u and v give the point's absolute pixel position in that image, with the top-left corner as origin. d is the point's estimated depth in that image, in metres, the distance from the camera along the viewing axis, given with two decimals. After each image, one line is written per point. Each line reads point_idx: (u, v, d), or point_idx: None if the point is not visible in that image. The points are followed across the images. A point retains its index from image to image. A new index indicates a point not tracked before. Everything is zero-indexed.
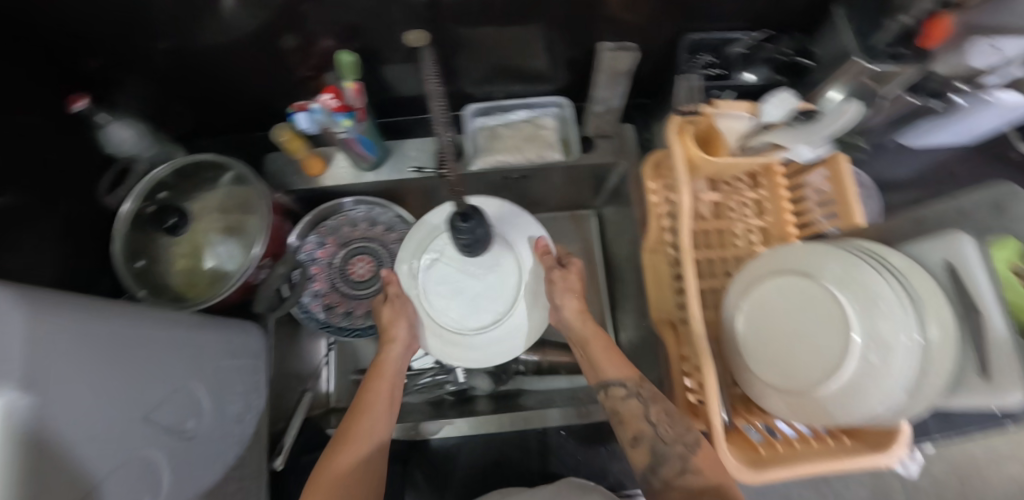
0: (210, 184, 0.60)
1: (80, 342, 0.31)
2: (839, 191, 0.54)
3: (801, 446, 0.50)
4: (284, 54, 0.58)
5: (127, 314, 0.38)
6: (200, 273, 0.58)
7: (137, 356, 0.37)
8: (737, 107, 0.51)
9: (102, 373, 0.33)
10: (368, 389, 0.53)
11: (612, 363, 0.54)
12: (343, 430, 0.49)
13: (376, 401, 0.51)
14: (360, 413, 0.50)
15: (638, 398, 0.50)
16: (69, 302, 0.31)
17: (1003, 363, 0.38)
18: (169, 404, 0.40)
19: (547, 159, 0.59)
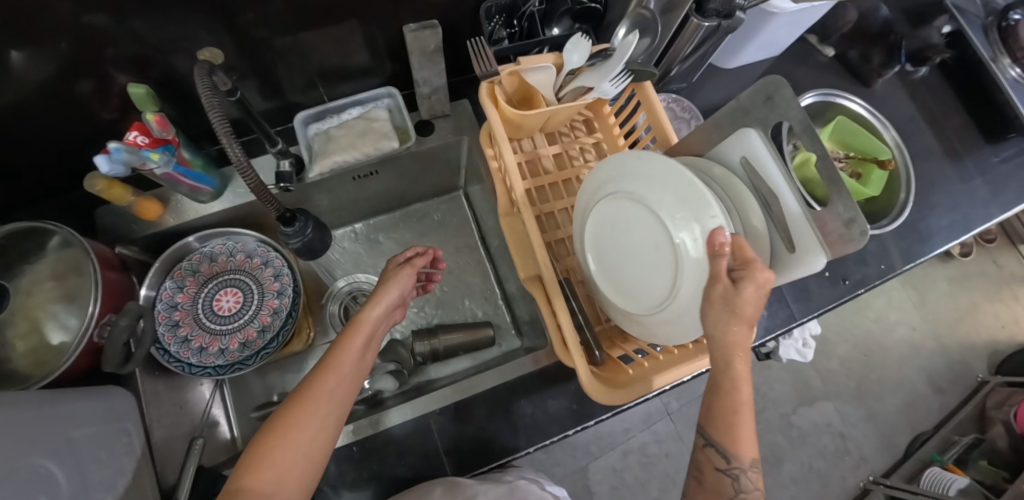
0: (35, 254, 0.57)
1: None
2: (651, 115, 0.58)
3: (666, 355, 0.53)
4: (82, 100, 0.55)
5: None
6: (43, 348, 0.54)
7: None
8: (538, 60, 0.54)
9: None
10: (342, 347, 0.47)
11: (717, 417, 0.42)
12: (306, 386, 0.43)
13: (342, 362, 0.46)
14: (325, 371, 0.45)
15: (713, 446, 0.42)
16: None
17: (801, 234, 0.46)
18: (15, 481, 0.36)
19: (384, 150, 0.59)
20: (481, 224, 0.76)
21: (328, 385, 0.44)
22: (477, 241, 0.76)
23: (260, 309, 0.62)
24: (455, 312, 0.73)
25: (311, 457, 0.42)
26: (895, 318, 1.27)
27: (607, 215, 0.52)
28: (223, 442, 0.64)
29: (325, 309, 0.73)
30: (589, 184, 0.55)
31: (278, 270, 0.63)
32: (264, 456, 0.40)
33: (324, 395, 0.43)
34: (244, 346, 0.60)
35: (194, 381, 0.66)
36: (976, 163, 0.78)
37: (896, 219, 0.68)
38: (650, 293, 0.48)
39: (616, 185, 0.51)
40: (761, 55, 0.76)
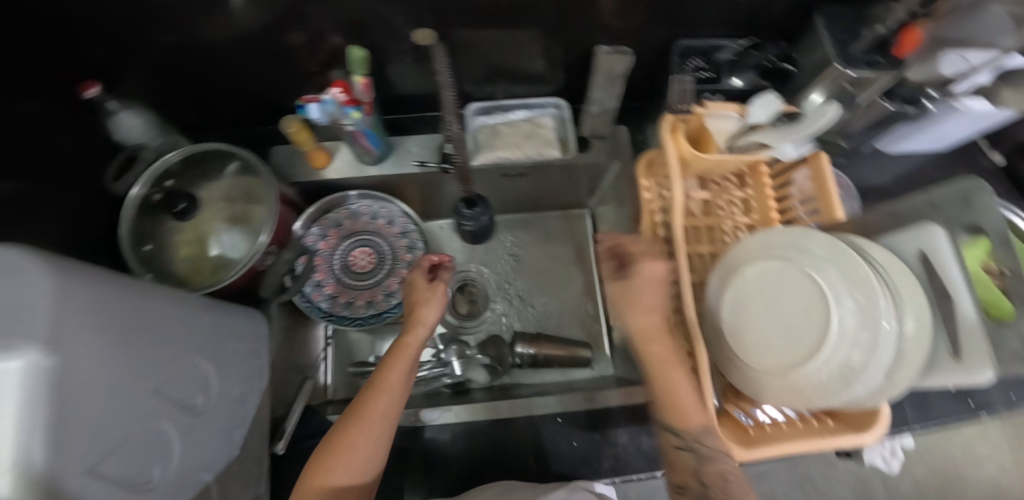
0: (215, 174, 0.61)
1: (85, 314, 0.32)
2: (819, 185, 0.57)
3: (785, 427, 0.53)
4: (293, 49, 0.61)
5: (132, 289, 0.39)
6: (204, 260, 0.59)
7: (138, 328, 0.38)
8: (724, 108, 0.55)
9: (103, 350, 0.34)
10: (390, 368, 0.51)
11: None
12: (360, 403, 0.47)
13: (382, 395, 0.48)
14: (375, 391, 0.48)
15: None
16: (75, 270, 0.33)
17: (972, 344, 0.44)
18: (175, 379, 0.42)
19: (547, 156, 0.62)
20: (600, 246, 0.77)
21: (382, 402, 0.48)
22: (592, 261, 0.77)
23: (389, 275, 0.67)
24: (554, 324, 0.74)
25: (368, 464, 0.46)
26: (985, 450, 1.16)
27: (754, 279, 0.55)
28: (320, 386, 0.68)
29: None
30: (740, 246, 0.58)
31: (412, 243, 0.68)
32: (326, 464, 0.44)
33: (378, 408, 0.47)
34: (369, 306, 0.66)
35: (308, 324, 0.70)
36: None
37: None
38: (792, 353, 0.50)
39: (778, 249, 0.55)
40: (926, 147, 0.73)
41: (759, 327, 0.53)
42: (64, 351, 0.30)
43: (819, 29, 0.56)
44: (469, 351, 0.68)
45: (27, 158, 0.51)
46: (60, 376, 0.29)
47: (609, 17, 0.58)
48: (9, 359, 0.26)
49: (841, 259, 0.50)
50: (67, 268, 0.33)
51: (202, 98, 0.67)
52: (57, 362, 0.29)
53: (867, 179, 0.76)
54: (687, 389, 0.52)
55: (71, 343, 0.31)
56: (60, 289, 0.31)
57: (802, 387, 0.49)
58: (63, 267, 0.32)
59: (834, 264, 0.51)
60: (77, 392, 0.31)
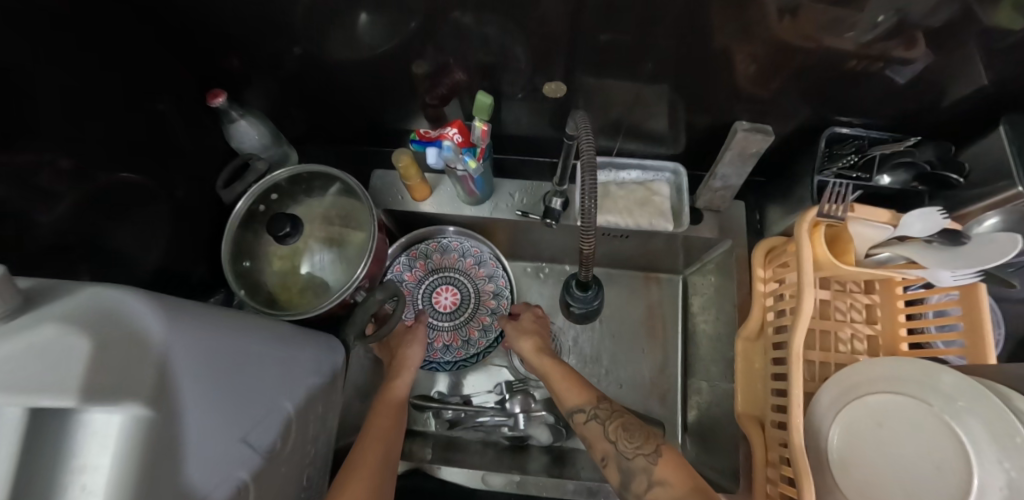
0: (317, 193, 0.61)
1: (189, 353, 0.32)
2: (971, 319, 0.50)
3: None
4: (415, 80, 0.60)
5: (229, 325, 0.40)
6: (295, 281, 0.58)
7: (236, 371, 0.38)
8: (875, 215, 0.49)
9: (202, 399, 0.33)
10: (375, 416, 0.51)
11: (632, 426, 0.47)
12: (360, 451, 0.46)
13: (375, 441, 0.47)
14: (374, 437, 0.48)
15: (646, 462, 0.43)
16: (179, 309, 0.34)
17: None
18: (264, 424, 0.40)
19: (656, 226, 0.59)
20: (688, 319, 0.72)
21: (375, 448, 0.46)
22: (677, 332, 0.73)
23: (470, 319, 0.67)
24: (626, 393, 0.71)
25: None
26: None
27: (877, 411, 0.49)
28: None
29: None
30: (853, 368, 0.53)
31: (498, 289, 0.67)
32: None
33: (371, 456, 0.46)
34: (446, 349, 0.66)
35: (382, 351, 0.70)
36: None
37: None
38: None
39: (902, 382, 0.49)
40: None
41: (882, 470, 0.47)
42: (166, 403, 0.29)
43: (1000, 138, 0.49)
44: (534, 405, 0.66)
45: (151, 153, 0.53)
46: (157, 430, 0.28)
47: (749, 87, 0.54)
48: (111, 410, 0.26)
49: (984, 412, 0.44)
50: (178, 314, 0.33)
51: (317, 113, 0.67)
52: (159, 414, 0.28)
53: None
54: (567, 379, 0.53)
55: (176, 387, 0.30)
56: (170, 327, 0.32)
57: None
58: (170, 307, 0.33)
59: (971, 414, 0.45)
60: (172, 445, 0.29)
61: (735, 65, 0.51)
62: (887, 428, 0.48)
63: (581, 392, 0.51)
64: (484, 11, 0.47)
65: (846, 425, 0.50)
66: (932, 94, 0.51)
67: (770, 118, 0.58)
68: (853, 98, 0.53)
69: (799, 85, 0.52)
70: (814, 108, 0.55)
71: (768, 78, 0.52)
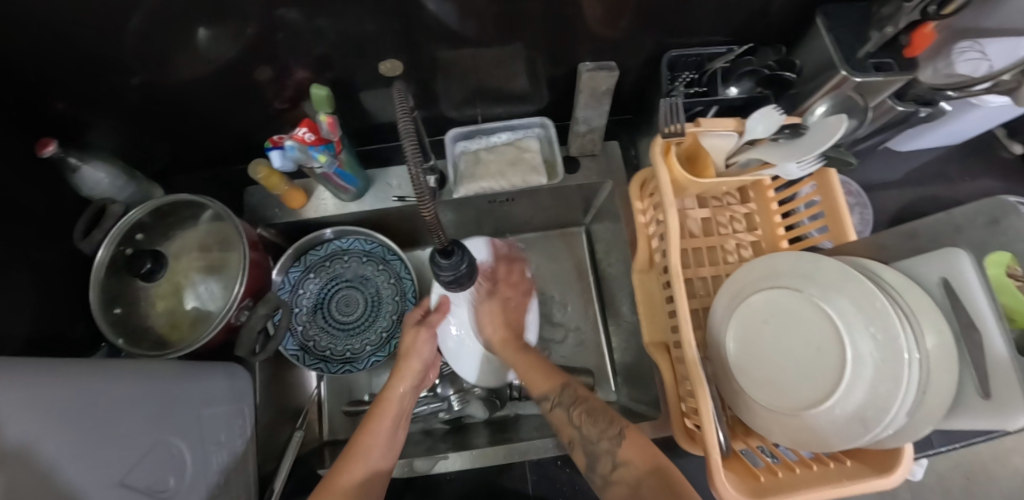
0: (189, 222, 0.59)
1: (25, 411, 0.30)
2: (829, 202, 0.53)
3: (819, 466, 0.49)
4: (260, 86, 0.57)
5: (89, 371, 0.37)
6: (184, 317, 0.56)
7: (97, 416, 0.36)
8: (721, 125, 0.50)
9: (54, 450, 0.31)
10: (369, 427, 0.49)
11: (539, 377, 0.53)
12: (352, 443, 0.48)
13: (374, 446, 0.48)
14: (353, 456, 0.47)
15: (562, 406, 0.50)
16: (15, 365, 0.31)
17: (1006, 386, 0.38)
18: (144, 464, 0.39)
19: (531, 183, 0.58)
20: (596, 265, 0.74)
21: (353, 472, 0.46)
22: (588, 281, 0.74)
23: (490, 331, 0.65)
24: (550, 352, 0.71)
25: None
26: None
27: (760, 309, 0.51)
28: (314, 430, 0.65)
29: None
30: (741, 277, 0.54)
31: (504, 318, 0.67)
32: None
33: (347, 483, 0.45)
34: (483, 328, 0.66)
35: (298, 366, 0.68)
36: None
37: None
38: (805, 398, 0.47)
39: (779, 278, 0.51)
40: (940, 141, 0.68)
41: (771, 365, 0.49)
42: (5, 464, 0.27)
43: (819, 30, 0.51)
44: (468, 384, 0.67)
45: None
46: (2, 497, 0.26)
47: (596, 29, 0.53)
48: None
49: (848, 288, 0.47)
50: (10, 371, 0.30)
51: (175, 140, 0.64)
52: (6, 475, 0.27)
53: (876, 178, 0.71)
54: (540, 369, 0.54)
55: (12, 450, 0.28)
56: None
57: (821, 434, 0.45)
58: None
59: (840, 292, 0.47)
60: None
61: (578, 9, 0.50)
62: (772, 323, 0.50)
63: (550, 381, 0.53)
64: (305, 6, 0.45)
65: (737, 330, 0.52)
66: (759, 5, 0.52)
67: (620, 56, 0.58)
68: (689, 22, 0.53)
69: (639, 22, 0.53)
70: (656, 38, 0.56)
71: (612, 16, 0.51)
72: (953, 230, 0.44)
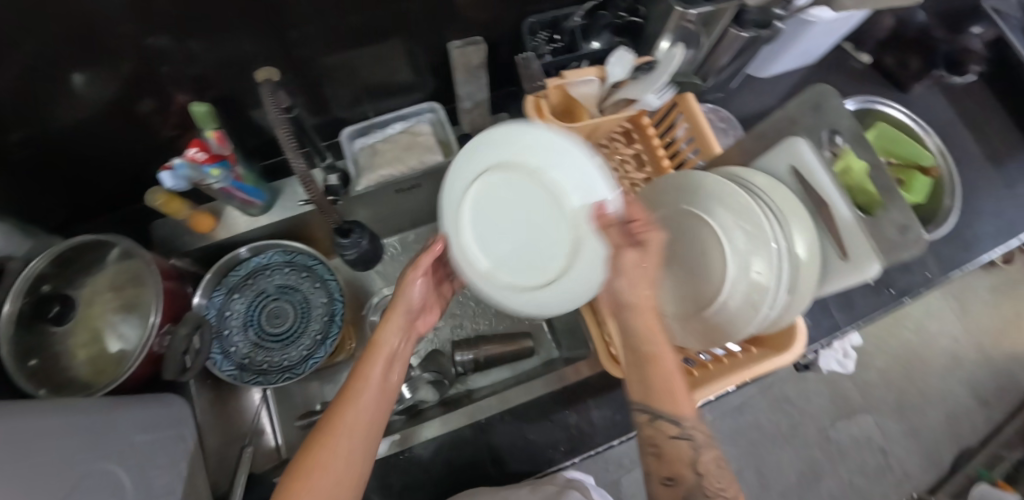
0: (96, 266, 0.59)
1: None
2: (694, 125, 0.58)
3: (731, 359, 0.54)
4: (143, 118, 0.58)
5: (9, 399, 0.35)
6: (103, 358, 0.56)
7: (34, 439, 0.34)
8: (583, 73, 0.54)
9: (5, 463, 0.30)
10: (360, 376, 0.47)
11: (681, 395, 0.45)
12: (342, 392, 0.46)
13: (364, 392, 0.46)
14: (346, 403, 0.45)
15: (691, 442, 0.45)
16: None
17: (855, 241, 0.45)
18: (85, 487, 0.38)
19: (428, 163, 0.61)
20: None
21: (346, 418, 0.44)
22: None
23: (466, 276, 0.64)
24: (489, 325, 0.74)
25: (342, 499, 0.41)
26: (957, 331, 1.06)
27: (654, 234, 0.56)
28: (268, 449, 0.65)
29: (367, 319, 0.74)
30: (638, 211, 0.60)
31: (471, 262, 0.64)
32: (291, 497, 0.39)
33: (341, 429, 0.43)
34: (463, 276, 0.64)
35: (240, 389, 0.67)
36: (1019, 168, 0.78)
37: (942, 226, 0.66)
38: (701, 300, 0.52)
39: (664, 202, 0.57)
40: (795, 63, 0.76)
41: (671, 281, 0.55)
42: None
43: None
44: (415, 373, 0.66)
45: None
46: None
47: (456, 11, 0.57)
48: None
49: (722, 188, 0.51)
50: None
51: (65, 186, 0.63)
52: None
53: (749, 106, 0.78)
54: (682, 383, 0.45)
55: None
56: None
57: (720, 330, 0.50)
58: None
59: (718, 200, 0.51)
60: None
61: None
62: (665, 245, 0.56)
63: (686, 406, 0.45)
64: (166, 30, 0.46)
65: None
66: None
67: (488, 32, 0.62)
68: None
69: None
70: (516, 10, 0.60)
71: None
72: (789, 123, 0.51)
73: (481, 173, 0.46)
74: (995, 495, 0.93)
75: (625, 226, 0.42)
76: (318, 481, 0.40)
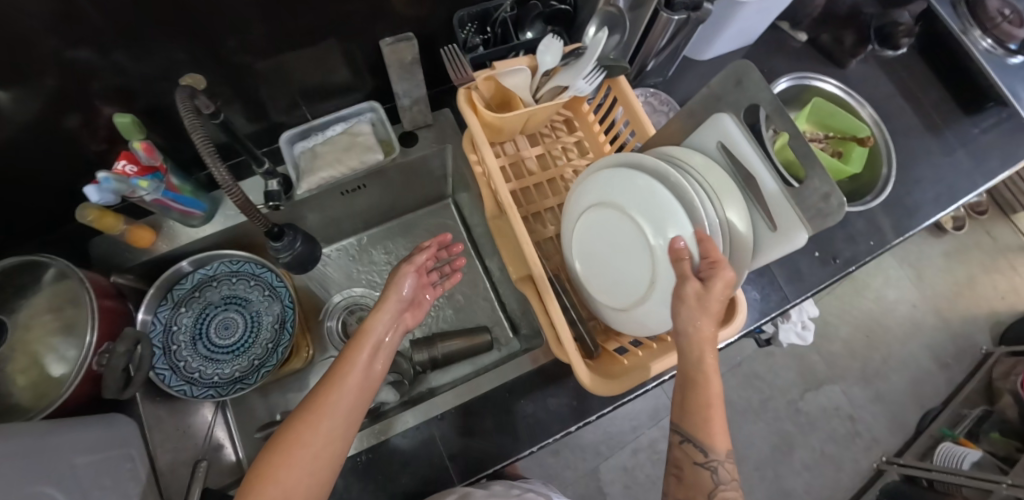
0: (30, 289, 0.57)
1: None
2: (629, 109, 0.59)
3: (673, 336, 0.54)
4: (67, 133, 0.56)
5: None
6: (33, 382, 0.53)
7: None
8: (512, 63, 0.54)
9: None
10: (345, 358, 0.48)
11: (717, 427, 0.45)
12: (328, 371, 0.47)
13: (349, 376, 0.46)
14: (330, 383, 0.45)
15: (713, 468, 0.45)
16: None
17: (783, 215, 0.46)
18: None
19: (369, 162, 0.61)
20: (470, 229, 0.78)
21: (330, 400, 0.44)
22: (469, 246, 0.78)
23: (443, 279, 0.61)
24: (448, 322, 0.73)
25: (319, 477, 0.42)
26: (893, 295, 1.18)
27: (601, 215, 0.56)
28: (228, 463, 0.64)
29: (323, 326, 0.74)
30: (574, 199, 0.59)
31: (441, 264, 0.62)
32: (271, 474, 0.40)
33: (327, 412, 0.44)
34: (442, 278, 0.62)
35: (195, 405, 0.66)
36: (957, 135, 0.80)
37: (880, 193, 0.70)
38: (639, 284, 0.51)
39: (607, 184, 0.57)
40: (731, 43, 0.77)
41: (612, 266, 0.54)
42: None
43: None
44: None
45: None
46: None
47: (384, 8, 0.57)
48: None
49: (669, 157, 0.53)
50: None
51: None
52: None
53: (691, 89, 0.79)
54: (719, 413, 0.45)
55: None
56: None
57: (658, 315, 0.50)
58: None
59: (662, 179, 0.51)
60: None
61: None
62: None
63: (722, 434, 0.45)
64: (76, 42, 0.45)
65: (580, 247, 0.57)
66: None
67: (420, 28, 0.62)
68: None
69: None
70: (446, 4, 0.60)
71: None
72: (716, 99, 0.51)
73: (589, 205, 0.54)
74: (958, 451, 0.97)
75: (701, 235, 0.44)
76: (299, 454, 0.41)
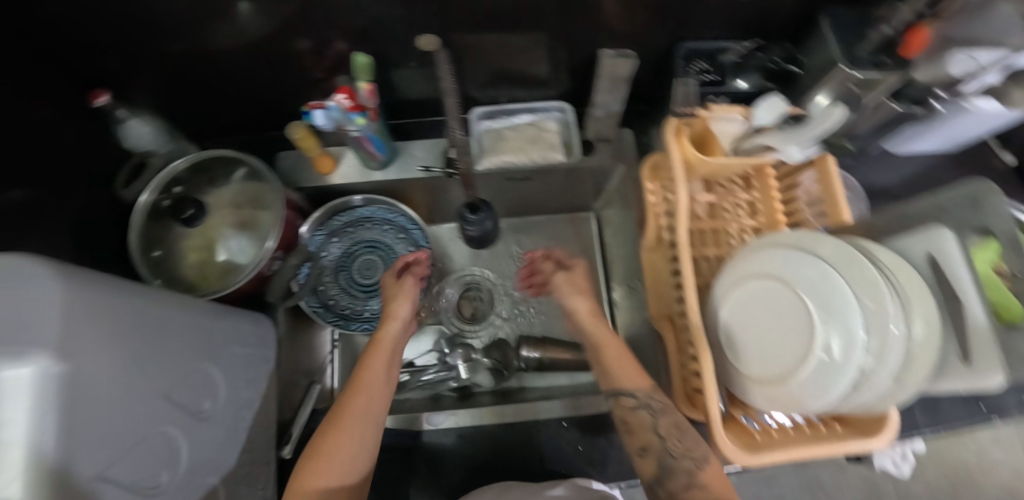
0: (223, 179, 0.62)
1: (97, 319, 0.31)
2: (827, 188, 0.56)
3: (812, 431, 0.53)
4: (297, 56, 0.60)
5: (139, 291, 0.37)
6: (211, 265, 0.59)
7: (150, 337, 0.37)
8: (730, 110, 0.54)
9: (107, 353, 0.31)
10: (366, 364, 0.51)
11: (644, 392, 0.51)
12: (355, 376, 0.50)
13: (370, 375, 0.50)
14: (356, 391, 0.48)
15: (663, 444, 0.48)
16: (83, 276, 0.31)
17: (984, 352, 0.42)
18: (186, 384, 0.42)
19: (551, 159, 0.63)
20: (604, 247, 0.78)
21: (359, 401, 0.48)
22: (595, 262, 0.78)
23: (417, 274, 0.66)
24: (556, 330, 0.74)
25: (361, 463, 0.45)
26: None
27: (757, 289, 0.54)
28: (328, 390, 0.68)
29: (441, 292, 0.76)
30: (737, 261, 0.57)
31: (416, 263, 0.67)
32: (315, 467, 0.43)
33: (354, 409, 0.47)
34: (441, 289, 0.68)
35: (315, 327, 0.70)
36: None
37: None
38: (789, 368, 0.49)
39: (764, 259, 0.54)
40: (935, 145, 0.71)
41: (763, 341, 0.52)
42: (72, 355, 0.28)
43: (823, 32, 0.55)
44: (474, 355, 0.69)
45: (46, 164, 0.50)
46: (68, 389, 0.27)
47: (614, 22, 0.57)
48: (18, 366, 0.25)
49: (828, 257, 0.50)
50: (74, 272, 0.30)
51: (209, 101, 0.66)
52: (66, 369, 0.27)
53: (873, 179, 0.75)
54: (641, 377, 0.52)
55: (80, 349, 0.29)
56: (72, 295, 0.29)
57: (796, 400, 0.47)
58: (75, 273, 0.30)
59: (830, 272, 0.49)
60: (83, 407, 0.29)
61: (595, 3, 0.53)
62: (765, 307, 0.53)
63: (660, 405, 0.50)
64: None
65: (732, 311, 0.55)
66: (765, 6, 0.55)
67: (634, 46, 0.62)
68: (702, 22, 0.57)
69: (657, 17, 0.56)
70: (672, 31, 0.59)
71: (629, 10, 0.54)
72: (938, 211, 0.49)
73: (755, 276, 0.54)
74: None
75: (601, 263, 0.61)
76: (336, 450, 0.44)
